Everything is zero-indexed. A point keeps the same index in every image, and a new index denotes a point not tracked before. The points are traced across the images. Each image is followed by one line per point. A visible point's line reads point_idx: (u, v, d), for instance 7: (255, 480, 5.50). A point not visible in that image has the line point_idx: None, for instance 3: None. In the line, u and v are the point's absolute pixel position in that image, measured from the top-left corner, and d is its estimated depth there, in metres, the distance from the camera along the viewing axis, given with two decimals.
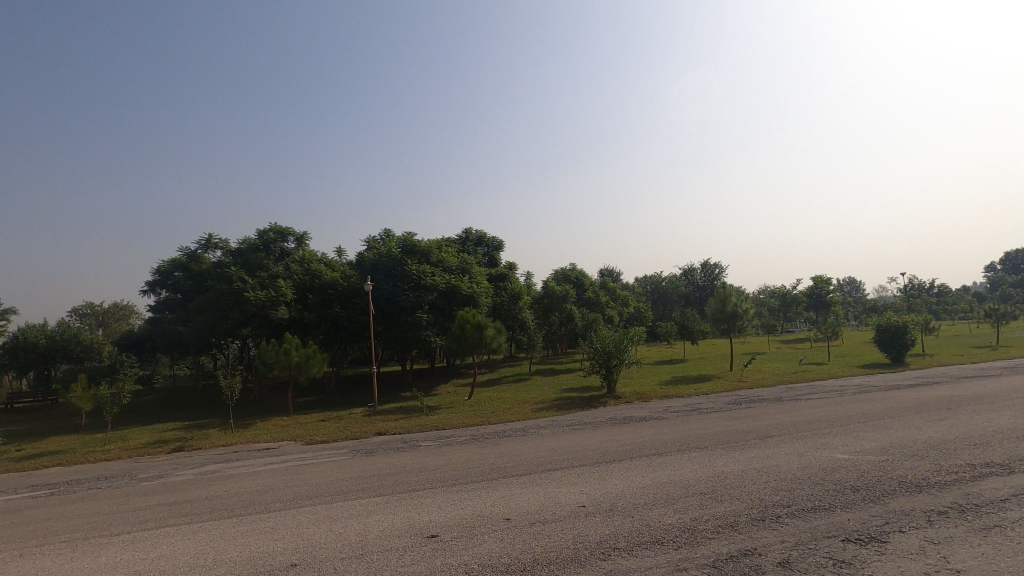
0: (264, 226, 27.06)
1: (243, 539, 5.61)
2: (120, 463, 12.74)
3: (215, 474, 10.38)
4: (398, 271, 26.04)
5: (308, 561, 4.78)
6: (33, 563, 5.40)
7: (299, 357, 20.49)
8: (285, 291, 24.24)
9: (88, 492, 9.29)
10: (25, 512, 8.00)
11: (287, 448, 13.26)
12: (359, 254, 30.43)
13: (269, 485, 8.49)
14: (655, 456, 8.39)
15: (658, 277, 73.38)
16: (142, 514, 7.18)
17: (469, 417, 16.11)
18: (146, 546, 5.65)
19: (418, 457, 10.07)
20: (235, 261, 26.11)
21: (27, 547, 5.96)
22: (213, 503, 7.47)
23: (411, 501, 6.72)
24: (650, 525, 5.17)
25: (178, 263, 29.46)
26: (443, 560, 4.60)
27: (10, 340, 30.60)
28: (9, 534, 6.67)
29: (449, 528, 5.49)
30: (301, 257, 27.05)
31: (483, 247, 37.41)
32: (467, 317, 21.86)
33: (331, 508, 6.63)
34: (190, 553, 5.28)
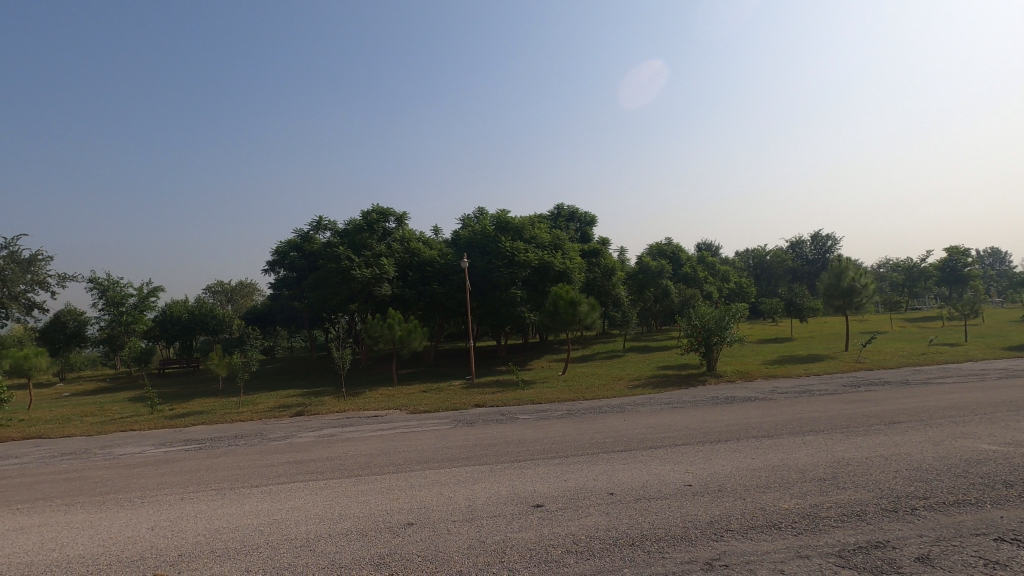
0: (367, 208, 28.59)
1: (362, 497, 6.07)
2: (252, 424, 14.25)
3: (333, 437, 11.29)
4: (492, 248, 26.52)
5: (423, 521, 5.07)
6: (192, 506, 6.20)
7: (402, 331, 21.61)
8: (387, 269, 25.55)
9: (228, 449, 10.47)
10: (181, 463, 9.20)
11: (394, 416, 14.13)
12: (454, 233, 31.35)
13: (381, 449, 9.10)
14: (765, 438, 7.98)
15: (761, 251, 68.41)
16: (274, 470, 7.98)
17: (564, 392, 16.25)
18: (281, 498, 6.29)
19: (517, 429, 10.32)
20: (342, 241, 27.92)
21: (186, 493, 6.86)
22: (333, 463, 8.13)
23: (515, 471, 6.90)
24: (764, 509, 4.93)
25: (293, 244, 31.96)
26: (550, 529, 4.67)
27: (160, 315, 34.98)
28: (171, 480, 7.70)
29: (554, 499, 5.58)
30: (401, 237, 28.32)
31: (575, 223, 37.18)
32: (560, 293, 21.82)
33: (439, 473, 6.98)
34: (317, 507, 5.78)
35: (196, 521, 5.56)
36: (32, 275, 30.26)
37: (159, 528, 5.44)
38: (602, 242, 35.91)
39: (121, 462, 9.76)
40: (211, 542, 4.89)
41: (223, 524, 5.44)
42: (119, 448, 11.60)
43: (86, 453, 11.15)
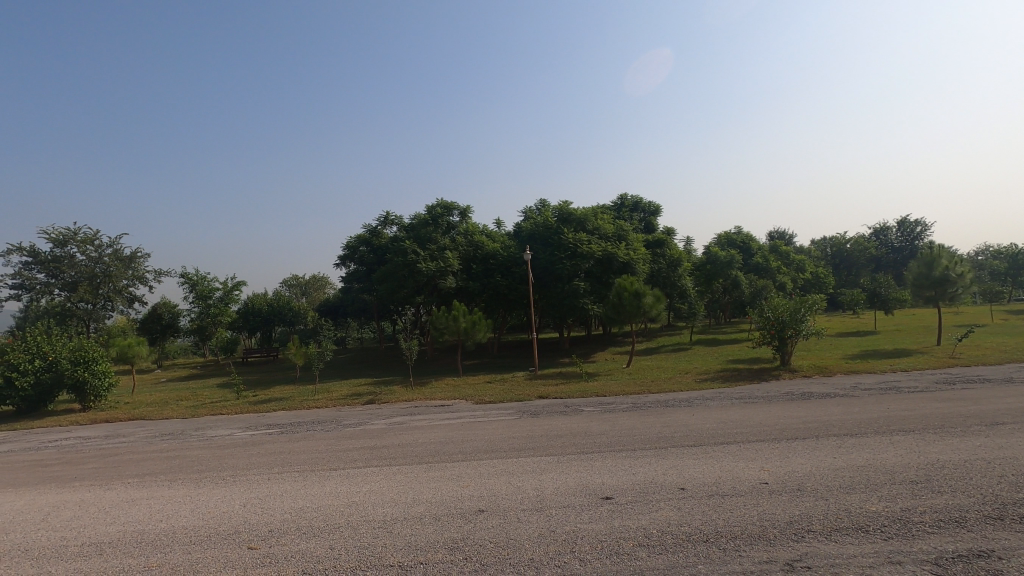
0: (432, 202, 29.20)
1: (435, 483, 6.27)
2: (328, 411, 15.01)
3: (403, 424, 11.71)
4: (555, 240, 26.45)
5: (493, 509, 5.18)
6: (277, 486, 6.63)
7: (466, 323, 22.00)
8: (452, 262, 26.07)
9: (307, 434, 11.09)
10: (266, 445, 9.84)
11: (460, 406, 14.47)
12: (516, 225, 31.52)
13: (449, 438, 9.35)
14: (848, 437, 7.55)
15: (840, 239, 64.16)
16: (350, 454, 8.39)
17: (629, 385, 16.07)
18: (358, 481, 6.59)
19: (582, 421, 10.29)
20: (409, 235, 28.73)
21: (273, 473, 7.35)
22: (404, 450, 8.43)
23: (582, 462, 6.90)
24: (849, 510, 4.68)
25: (362, 239, 33.19)
26: (621, 522, 4.65)
27: (243, 307, 37.37)
28: (258, 461, 8.27)
29: (623, 491, 5.54)
30: (465, 230, 28.78)
31: (640, 213, 36.44)
32: (624, 284, 21.46)
33: (507, 463, 7.10)
34: (392, 491, 6.02)
35: (282, 500, 5.93)
36: (132, 271, 33.03)
37: (250, 504, 5.85)
38: (667, 232, 35.04)
39: (213, 444, 10.55)
40: (297, 520, 5.21)
41: (307, 503, 5.79)
42: (212, 430, 12.56)
43: (183, 435, 12.14)
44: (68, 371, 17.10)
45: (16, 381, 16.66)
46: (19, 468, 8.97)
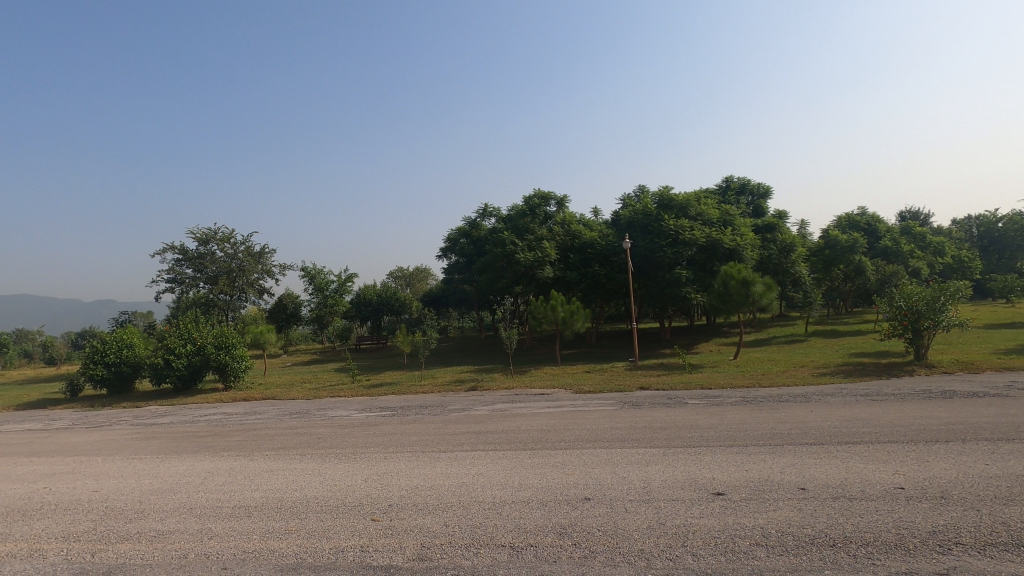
0: (529, 193, 29.43)
1: (539, 470, 6.38)
2: (434, 396, 15.76)
3: (505, 411, 12.02)
4: (655, 227, 25.66)
5: (600, 498, 5.18)
6: (393, 464, 7.10)
7: (564, 313, 22.00)
8: (549, 252, 26.16)
9: (417, 417, 11.76)
10: (380, 426, 10.53)
11: (560, 395, 14.59)
12: (615, 213, 30.94)
13: (551, 426, 9.45)
14: (1003, 441, 6.65)
15: (989, 219, 55.70)
16: (457, 438, 8.74)
17: (737, 378, 15.28)
18: (467, 464, 6.88)
19: (687, 414, 9.95)
20: (507, 226, 29.19)
21: (388, 452, 7.87)
22: (507, 436, 8.65)
23: (689, 456, 6.70)
24: (1008, 524, 4.14)
25: (462, 231, 34.24)
26: (735, 519, 4.47)
27: (356, 297, 40.10)
28: (374, 441, 8.91)
29: (736, 488, 5.30)
30: (562, 219, 28.74)
31: (747, 195, 34.35)
32: (731, 272, 20.35)
33: (611, 453, 7.06)
34: (499, 475, 6.22)
35: (398, 478, 6.34)
36: (262, 265, 36.53)
37: (371, 480, 6.32)
38: (779, 216, 32.74)
39: (334, 423, 11.48)
40: (414, 497, 5.56)
41: (421, 482, 6.14)
42: (332, 411, 13.68)
43: (308, 414, 13.33)
44: (213, 354, 19.41)
45: (172, 362, 19.17)
46: (180, 438, 10.37)
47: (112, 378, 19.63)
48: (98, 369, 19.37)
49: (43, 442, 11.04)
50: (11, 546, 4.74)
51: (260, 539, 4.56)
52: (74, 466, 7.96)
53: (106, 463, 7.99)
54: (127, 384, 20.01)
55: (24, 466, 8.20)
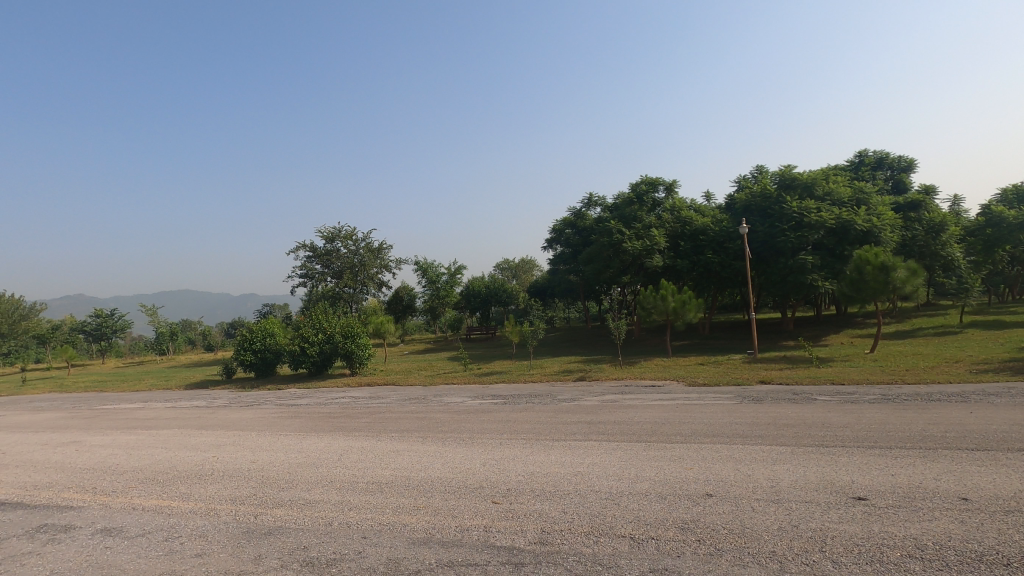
0: (637, 180, 28.61)
1: (656, 463, 6.23)
2: (544, 385, 16.00)
3: (615, 402, 11.88)
4: (775, 211, 23.86)
5: (723, 495, 4.96)
6: (508, 450, 7.32)
7: (675, 303, 21.18)
8: (658, 240, 25.27)
9: (528, 405, 12.01)
10: (494, 413, 10.90)
11: (673, 387, 14.14)
12: (729, 197, 29.22)
13: (665, 418, 9.20)
14: None
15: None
16: (569, 427, 8.81)
17: (875, 373, 13.83)
18: (581, 453, 6.91)
19: (817, 411, 9.22)
20: (613, 215, 28.64)
21: (504, 438, 8.12)
22: (620, 427, 8.56)
23: (823, 456, 6.19)
24: None
25: (568, 222, 34.11)
26: (881, 527, 4.08)
27: (466, 289, 41.54)
28: (489, 427, 9.24)
29: (881, 493, 4.82)
30: (672, 206, 27.67)
31: (885, 170, 30.85)
32: (867, 257, 18.38)
33: (733, 449, 6.72)
34: (613, 466, 6.17)
35: (515, 464, 6.52)
36: (380, 260, 39.09)
37: (490, 464, 6.57)
38: (925, 191, 29.04)
39: (450, 409, 12.06)
40: (531, 483, 5.69)
41: (537, 468, 6.27)
42: (448, 397, 14.38)
43: (426, 400, 14.13)
44: (341, 343, 21.17)
45: (307, 350, 21.18)
46: (318, 418, 11.47)
47: (258, 363, 22.10)
48: (247, 355, 21.92)
49: (208, 417, 12.74)
50: (192, 505, 5.54)
51: (394, 513, 4.93)
52: (234, 438, 9.12)
53: (260, 438, 9.07)
54: (271, 369, 22.42)
55: (196, 437, 9.54)
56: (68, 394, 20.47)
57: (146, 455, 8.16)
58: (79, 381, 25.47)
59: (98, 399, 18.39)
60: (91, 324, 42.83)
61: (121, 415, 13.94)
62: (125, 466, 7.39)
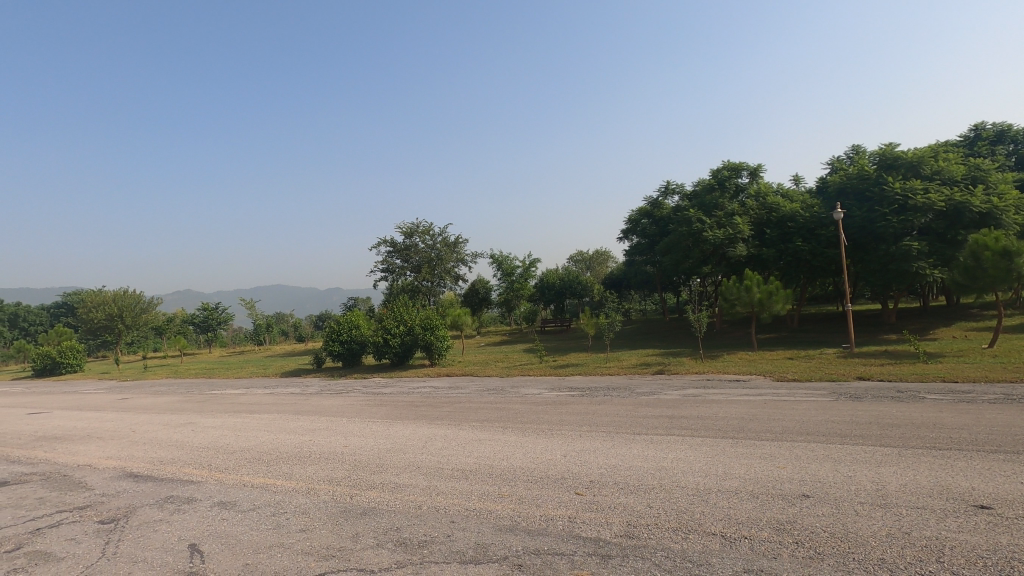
0: (718, 165, 27.44)
1: (745, 461, 5.98)
2: (621, 378, 15.78)
3: (697, 397, 11.50)
4: (874, 193, 22.03)
5: (822, 497, 4.68)
6: (588, 442, 7.31)
7: (761, 294, 20.11)
8: (742, 228, 24.02)
9: (606, 398, 11.90)
10: (571, 405, 10.90)
11: (760, 382, 13.50)
12: (821, 180, 27.32)
13: (753, 415, 8.80)
14: None
15: None
16: (651, 421, 8.65)
17: (995, 370, 12.49)
18: (665, 448, 6.76)
19: (925, 410, 8.47)
20: (693, 203, 27.60)
21: (583, 431, 8.09)
22: (705, 422, 8.29)
23: (937, 460, 5.67)
24: None
25: (644, 212, 33.25)
26: (1010, 540, 3.69)
27: (540, 281, 41.65)
28: (567, 419, 9.26)
29: (1009, 503, 4.36)
30: (756, 192, 26.27)
31: (1006, 145, 27.64)
32: (984, 241, 16.58)
33: (830, 449, 6.31)
34: (699, 462, 5.98)
35: (596, 456, 6.49)
36: (456, 254, 40.04)
37: (570, 456, 6.58)
38: None
39: (528, 400, 12.20)
40: (613, 475, 5.64)
41: (618, 462, 6.21)
42: (525, 388, 14.52)
43: (504, 391, 14.36)
44: (421, 334, 21.95)
45: (390, 341, 22.12)
46: (403, 407, 11.98)
47: (345, 353, 23.35)
48: (335, 346, 23.22)
49: (303, 403, 13.65)
50: (295, 484, 5.97)
51: (480, 500, 5.06)
52: (328, 424, 9.70)
53: (351, 424, 9.60)
54: (357, 359, 23.61)
55: (294, 422, 10.24)
56: (182, 379, 22.56)
57: (251, 436, 8.86)
58: (190, 368, 28.04)
59: (208, 385, 20.17)
60: (200, 317, 46.93)
61: (228, 400, 15.24)
62: (234, 446, 8.07)
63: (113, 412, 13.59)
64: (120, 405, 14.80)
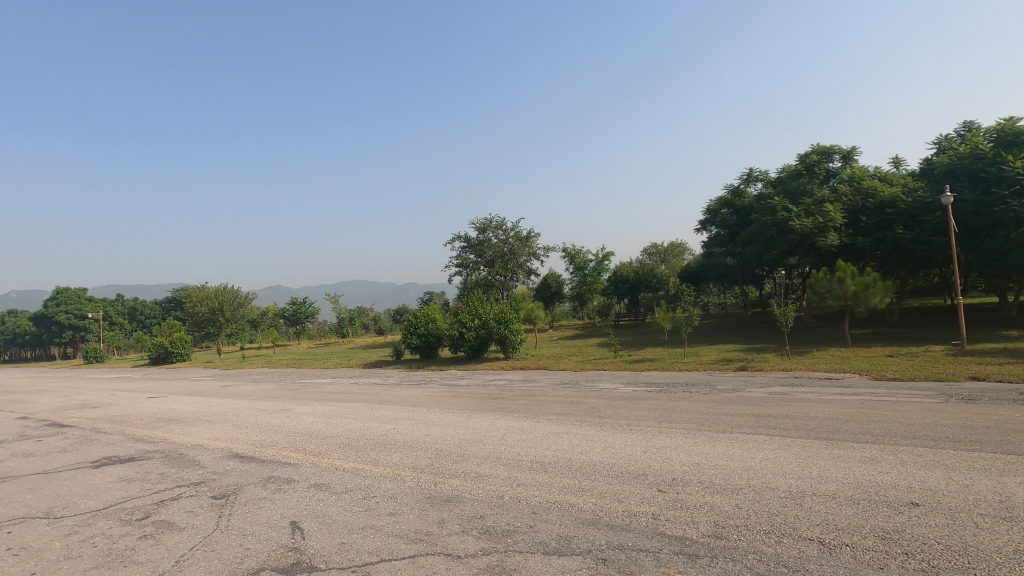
0: (806, 150, 25.86)
1: (843, 464, 5.61)
2: (700, 374, 15.25)
3: (784, 395, 10.90)
4: (990, 174, 19.86)
5: (934, 506, 4.31)
6: (668, 439, 7.12)
7: (856, 287, 18.70)
8: (834, 216, 22.40)
9: (685, 394, 11.56)
10: (649, 401, 10.66)
11: (855, 380, 12.60)
12: (926, 161, 24.94)
13: (849, 416, 8.22)
14: None
15: None
16: (734, 419, 8.30)
17: None
18: (751, 447, 6.47)
19: None
20: (778, 191, 26.14)
21: (663, 427, 7.89)
22: (795, 422, 7.85)
23: None
24: None
25: (724, 201, 31.84)
26: None
27: (614, 275, 40.91)
28: (644, 415, 9.09)
29: None
30: (850, 176, 24.42)
31: None
32: None
33: (942, 454, 5.78)
34: (791, 464, 5.67)
35: (678, 454, 6.31)
36: (529, 248, 40.21)
37: (651, 452, 6.45)
38: None
39: (603, 395, 12.09)
40: (698, 473, 5.48)
41: (702, 460, 6.01)
42: (600, 383, 14.37)
43: (579, 385, 14.29)
44: (495, 328, 22.27)
45: (465, 334, 22.60)
46: (479, 399, 12.22)
47: (423, 346, 24.13)
48: (413, 338, 24.04)
49: (385, 393, 14.27)
50: (383, 469, 6.26)
51: (560, 493, 5.08)
52: (410, 413, 10.08)
53: (431, 414, 9.92)
54: (434, 351, 24.34)
55: (378, 410, 10.73)
56: (275, 369, 24.22)
57: (340, 423, 9.37)
58: (282, 359, 30.02)
59: (298, 374, 21.52)
60: (289, 311, 50.05)
61: (317, 389, 16.22)
62: (326, 432, 8.59)
63: (217, 398, 14.83)
64: (224, 392, 16.13)
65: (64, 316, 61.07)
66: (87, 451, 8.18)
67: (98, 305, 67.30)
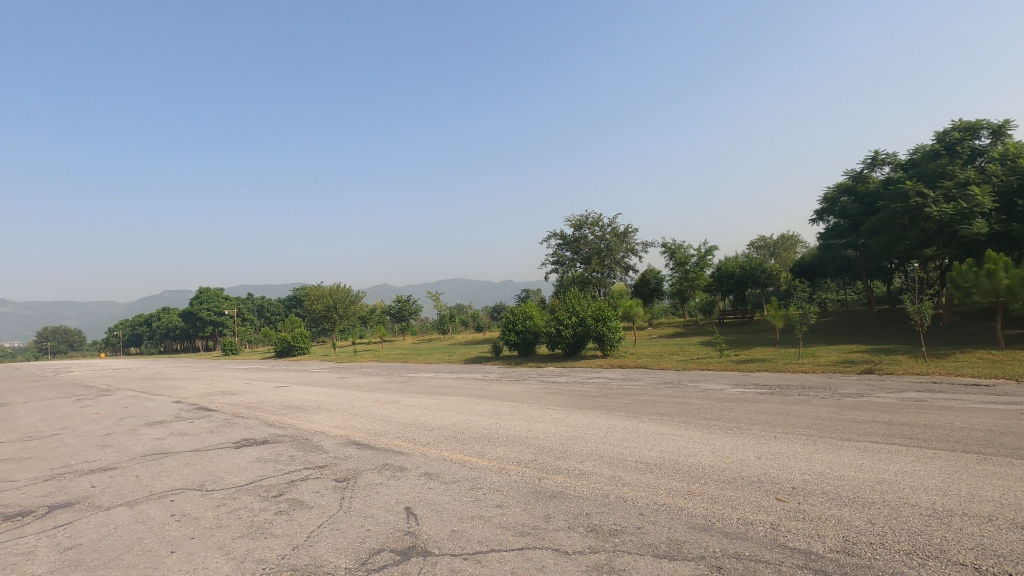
0: (945, 127, 23.04)
1: (1000, 482, 4.91)
2: (819, 376, 14.09)
3: (921, 401, 9.77)
4: None
5: None
6: (784, 445, 6.64)
7: (1010, 280, 16.28)
8: (981, 201, 19.67)
9: (802, 397, 10.74)
10: (759, 404, 10.03)
11: (1010, 387, 11.00)
12: None
13: (1006, 427, 7.18)
14: None
15: None
16: (862, 427, 7.56)
17: None
18: (884, 458, 5.86)
19: None
20: (910, 174, 23.47)
21: (778, 432, 7.38)
22: (936, 433, 7.00)
23: None
24: None
25: (844, 188, 29.16)
26: None
27: (718, 271, 38.84)
28: (756, 418, 8.55)
29: None
30: (1001, 154, 21.35)
31: None
32: None
33: None
34: (934, 479, 5.07)
35: (798, 461, 5.87)
36: (626, 244, 39.38)
37: (766, 458, 6.06)
38: None
39: (709, 395, 11.55)
40: (821, 484, 5.07)
41: (826, 469, 5.54)
42: (705, 383, 13.74)
43: (682, 384, 13.78)
44: (592, 325, 22.06)
45: (562, 331, 22.60)
46: (579, 396, 12.18)
47: (521, 342, 24.46)
48: (511, 335, 24.42)
49: (486, 388, 14.66)
50: (488, 462, 6.42)
51: (668, 495, 4.93)
52: (511, 409, 10.26)
53: (531, 410, 10.02)
54: (532, 348, 24.59)
55: (480, 405, 11.03)
56: (384, 363, 25.73)
57: (445, 416, 9.77)
58: (389, 354, 31.82)
59: (405, 368, 22.70)
60: (395, 308, 52.93)
61: (422, 382, 17.01)
62: (433, 424, 8.98)
63: (335, 388, 16.04)
64: (340, 383, 17.44)
65: (207, 313, 69.00)
66: (229, 432, 9.20)
67: (233, 303, 75.26)
